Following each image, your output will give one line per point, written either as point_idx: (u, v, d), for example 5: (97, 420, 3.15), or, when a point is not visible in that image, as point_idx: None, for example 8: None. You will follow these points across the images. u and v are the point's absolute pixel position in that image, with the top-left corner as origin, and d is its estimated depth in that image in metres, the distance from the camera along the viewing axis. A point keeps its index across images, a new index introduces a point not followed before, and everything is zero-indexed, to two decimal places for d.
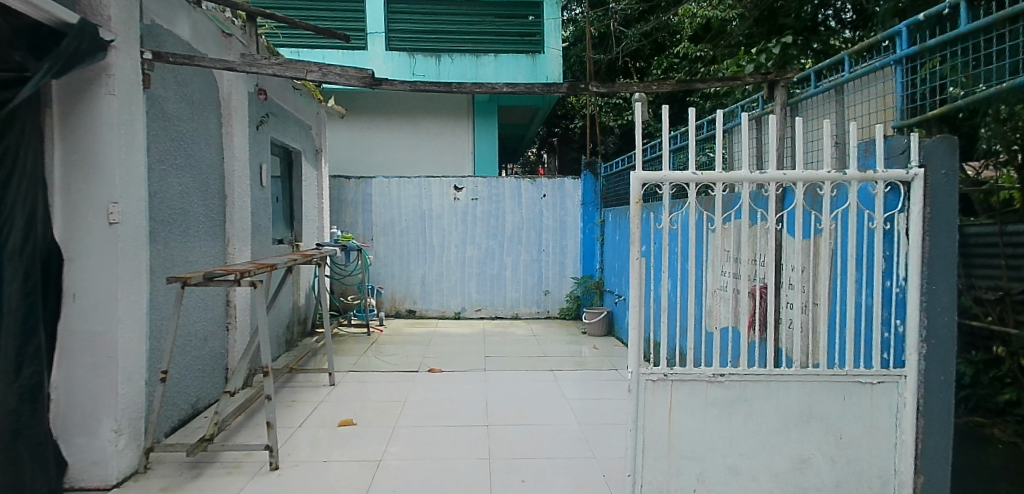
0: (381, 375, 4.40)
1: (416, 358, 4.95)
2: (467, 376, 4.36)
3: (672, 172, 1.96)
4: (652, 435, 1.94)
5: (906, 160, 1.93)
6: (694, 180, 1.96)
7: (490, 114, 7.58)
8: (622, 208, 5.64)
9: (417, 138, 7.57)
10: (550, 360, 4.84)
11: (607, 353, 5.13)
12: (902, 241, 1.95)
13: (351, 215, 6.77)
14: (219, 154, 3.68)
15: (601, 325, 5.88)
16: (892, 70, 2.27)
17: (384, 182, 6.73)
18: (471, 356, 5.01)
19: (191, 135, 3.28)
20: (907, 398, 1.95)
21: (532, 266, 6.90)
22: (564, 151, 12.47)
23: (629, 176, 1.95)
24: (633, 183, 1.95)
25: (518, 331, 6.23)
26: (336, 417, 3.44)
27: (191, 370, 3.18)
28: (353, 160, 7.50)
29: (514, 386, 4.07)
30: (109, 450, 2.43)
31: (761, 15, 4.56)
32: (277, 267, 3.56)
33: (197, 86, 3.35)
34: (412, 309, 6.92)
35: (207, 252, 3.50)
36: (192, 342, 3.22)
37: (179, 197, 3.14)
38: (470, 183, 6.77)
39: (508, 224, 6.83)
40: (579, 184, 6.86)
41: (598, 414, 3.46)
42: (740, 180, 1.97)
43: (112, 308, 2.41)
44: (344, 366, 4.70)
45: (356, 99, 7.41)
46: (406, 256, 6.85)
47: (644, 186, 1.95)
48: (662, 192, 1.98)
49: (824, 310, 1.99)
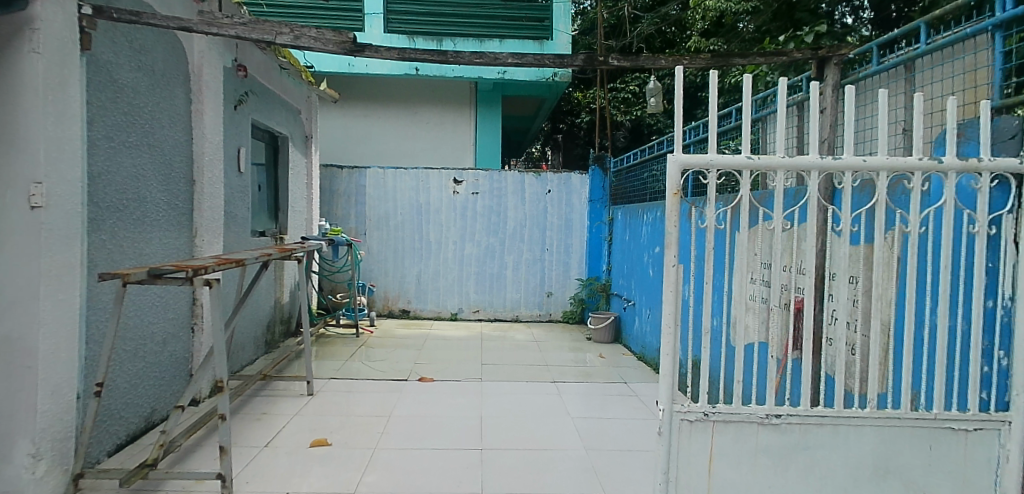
0: (366, 384, 3.99)
1: (407, 364, 4.54)
2: (461, 386, 3.95)
3: (722, 155, 1.54)
4: (686, 490, 1.54)
5: (1018, 146, 1.59)
6: (750, 167, 1.54)
7: (494, 104, 7.17)
8: (633, 206, 5.26)
9: (416, 128, 7.15)
10: (553, 370, 4.42)
11: (615, 362, 4.71)
12: (1009, 249, 1.53)
13: (342, 207, 6.35)
14: (186, 134, 3.27)
15: (608, 332, 5.45)
16: (988, 38, 1.74)
17: (379, 173, 6.32)
18: (466, 363, 4.60)
19: (149, 109, 2.88)
20: (1011, 450, 1.53)
21: (535, 265, 6.48)
22: (569, 148, 11.99)
23: (666, 159, 1.54)
24: (671, 169, 1.53)
25: (518, 335, 5.82)
26: (310, 434, 3.03)
27: (140, 378, 2.79)
28: (348, 149, 7.07)
29: (512, 400, 3.66)
30: (24, 479, 2.02)
31: (779, 8, 4.22)
32: (248, 263, 3.15)
33: (159, 54, 2.95)
34: (406, 309, 6.52)
35: (168, 244, 3.09)
36: (145, 346, 2.82)
37: (131, 180, 2.74)
38: (471, 176, 6.35)
39: (510, 221, 6.42)
40: (586, 179, 6.42)
41: (607, 438, 3.04)
42: (808, 168, 1.55)
43: (31, 309, 2.01)
44: (327, 372, 4.29)
45: (353, 85, 7.01)
46: (401, 252, 6.44)
47: (684, 174, 1.54)
48: (707, 181, 1.56)
49: (909, 335, 1.55)
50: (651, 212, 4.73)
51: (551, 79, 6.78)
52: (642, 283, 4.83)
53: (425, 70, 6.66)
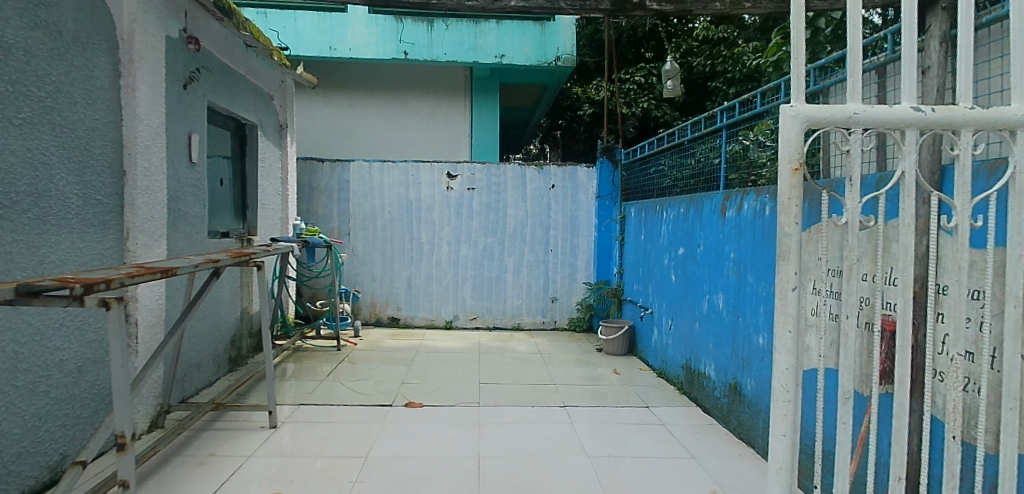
0: (342, 412, 3.39)
1: (392, 385, 3.93)
2: (452, 414, 3.35)
3: (880, 107, 1.23)
4: None
5: None
6: (928, 120, 1.24)
7: (490, 93, 6.58)
8: (649, 202, 4.67)
9: (406, 119, 6.54)
10: (561, 391, 3.80)
11: (630, 379, 4.11)
12: None
13: (324, 205, 5.74)
14: (114, 112, 2.66)
15: (621, 343, 4.84)
16: None
17: (364, 167, 5.71)
18: (460, 383, 3.99)
19: (53, 78, 2.27)
20: None
21: (538, 268, 5.89)
22: (569, 144, 11.36)
23: (786, 116, 1.23)
24: (794, 129, 1.22)
25: (519, 346, 5.22)
26: (263, 486, 2.43)
27: (39, 418, 2.19)
28: (331, 141, 6.46)
29: (513, 433, 3.06)
30: None
31: None
32: (182, 272, 2.42)
33: (69, 11, 2.35)
34: (395, 317, 5.92)
35: (86, 249, 2.47)
36: (47, 378, 2.23)
37: (24, 167, 2.13)
38: (467, 170, 5.76)
39: (510, 219, 5.83)
40: (593, 173, 5.82)
41: (631, 486, 2.46)
42: (1009, 123, 1.27)
43: None
44: (299, 397, 3.70)
45: (336, 71, 6.40)
46: (390, 254, 5.84)
47: (811, 134, 1.23)
48: (853, 145, 1.24)
49: None
50: (671, 208, 4.13)
51: (554, 64, 6.17)
52: (661, 289, 4.23)
53: (415, 54, 6.06)
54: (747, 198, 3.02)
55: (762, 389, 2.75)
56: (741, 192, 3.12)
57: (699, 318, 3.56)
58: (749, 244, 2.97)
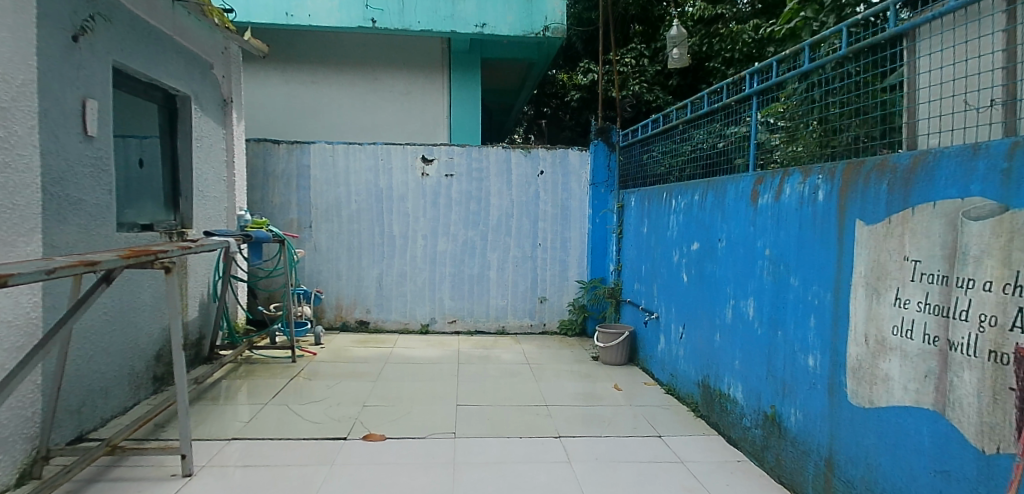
0: (281, 451, 2.70)
1: (351, 410, 3.25)
2: (422, 450, 2.70)
3: None
4: None
5: None
6: None
7: (471, 69, 5.89)
8: (652, 189, 4.05)
9: (376, 97, 5.81)
10: (555, 416, 3.17)
11: (635, 397, 3.50)
12: None
13: (281, 193, 5.01)
14: None
15: (620, 351, 4.22)
16: None
17: (326, 148, 4.99)
18: (433, 406, 3.33)
19: None
20: None
21: (525, 264, 5.24)
22: (555, 133, 10.68)
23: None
24: None
25: (504, 354, 4.58)
26: None
27: None
28: (291, 122, 5.72)
29: (495, 478, 2.42)
30: None
31: None
32: (17, 281, 1.66)
33: None
34: (363, 320, 5.23)
35: None
36: None
37: None
38: (445, 153, 5.08)
39: (493, 209, 5.17)
40: (587, 157, 5.16)
41: None
42: None
43: None
44: (234, 427, 3.01)
45: (296, 42, 5.66)
46: (357, 249, 5.14)
47: None
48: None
49: None
50: (682, 196, 3.51)
51: (542, 35, 5.50)
52: (670, 291, 3.63)
53: (384, 22, 5.33)
54: (790, 181, 2.40)
55: (813, 423, 2.16)
56: (779, 174, 2.50)
57: (720, 328, 2.95)
58: (793, 240, 2.36)
